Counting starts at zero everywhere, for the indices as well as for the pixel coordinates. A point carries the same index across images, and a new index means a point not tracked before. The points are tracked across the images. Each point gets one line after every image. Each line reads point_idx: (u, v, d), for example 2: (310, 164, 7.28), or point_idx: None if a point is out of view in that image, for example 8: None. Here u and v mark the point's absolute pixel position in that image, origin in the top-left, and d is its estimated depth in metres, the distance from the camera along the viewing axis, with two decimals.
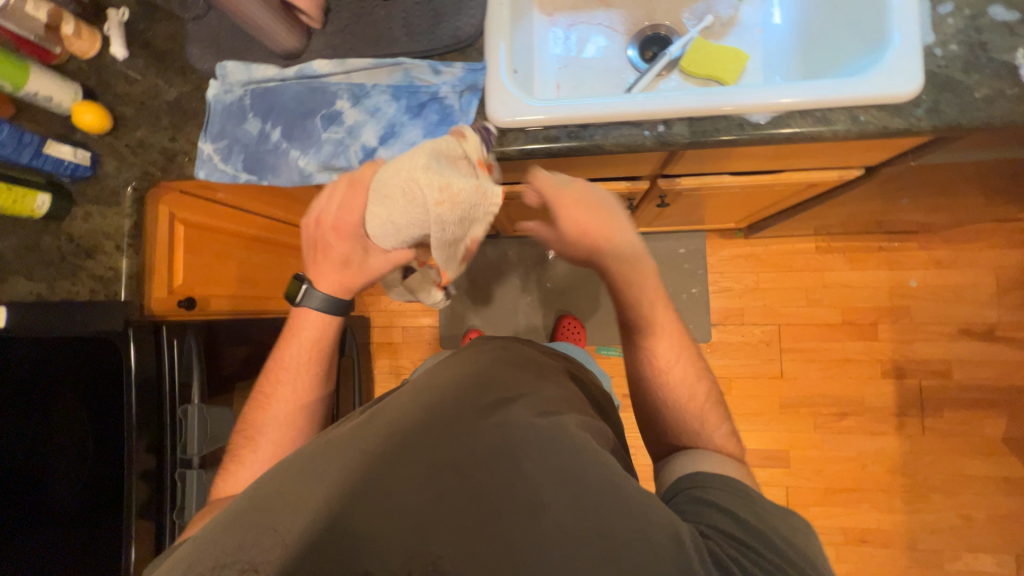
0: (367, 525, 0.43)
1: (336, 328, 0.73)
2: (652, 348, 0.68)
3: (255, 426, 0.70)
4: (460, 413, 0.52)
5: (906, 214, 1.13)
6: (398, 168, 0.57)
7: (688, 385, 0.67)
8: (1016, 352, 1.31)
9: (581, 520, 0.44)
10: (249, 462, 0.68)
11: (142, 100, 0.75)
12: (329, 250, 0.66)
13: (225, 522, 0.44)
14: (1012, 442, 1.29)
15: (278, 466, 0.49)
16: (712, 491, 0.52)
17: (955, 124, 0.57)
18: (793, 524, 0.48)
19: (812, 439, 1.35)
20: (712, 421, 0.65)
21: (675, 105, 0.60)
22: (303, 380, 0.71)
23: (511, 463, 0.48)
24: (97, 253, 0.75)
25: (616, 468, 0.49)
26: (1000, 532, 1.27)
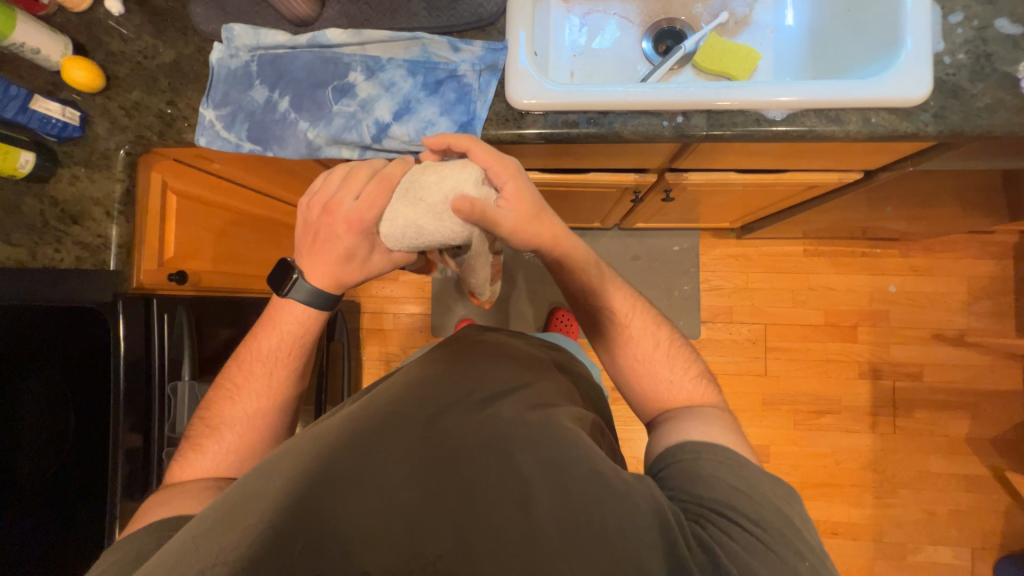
0: (353, 518, 0.42)
1: (320, 323, 0.64)
2: (612, 311, 0.66)
3: (218, 420, 0.61)
4: (451, 409, 0.52)
5: (892, 222, 1.17)
6: (442, 174, 0.53)
7: (650, 337, 0.65)
8: (983, 357, 1.38)
9: (572, 513, 0.44)
10: (203, 458, 0.59)
11: (138, 60, 0.71)
12: (329, 243, 0.58)
13: (205, 521, 0.42)
14: (974, 441, 1.36)
15: (261, 461, 0.48)
16: (703, 461, 0.51)
17: (959, 130, 0.59)
18: (777, 489, 0.49)
19: (792, 436, 1.40)
20: (681, 368, 0.64)
21: (696, 96, 0.60)
22: (278, 373, 0.63)
23: (502, 455, 0.47)
24: (84, 219, 0.71)
25: (605, 459, 0.49)
26: (960, 525, 1.34)
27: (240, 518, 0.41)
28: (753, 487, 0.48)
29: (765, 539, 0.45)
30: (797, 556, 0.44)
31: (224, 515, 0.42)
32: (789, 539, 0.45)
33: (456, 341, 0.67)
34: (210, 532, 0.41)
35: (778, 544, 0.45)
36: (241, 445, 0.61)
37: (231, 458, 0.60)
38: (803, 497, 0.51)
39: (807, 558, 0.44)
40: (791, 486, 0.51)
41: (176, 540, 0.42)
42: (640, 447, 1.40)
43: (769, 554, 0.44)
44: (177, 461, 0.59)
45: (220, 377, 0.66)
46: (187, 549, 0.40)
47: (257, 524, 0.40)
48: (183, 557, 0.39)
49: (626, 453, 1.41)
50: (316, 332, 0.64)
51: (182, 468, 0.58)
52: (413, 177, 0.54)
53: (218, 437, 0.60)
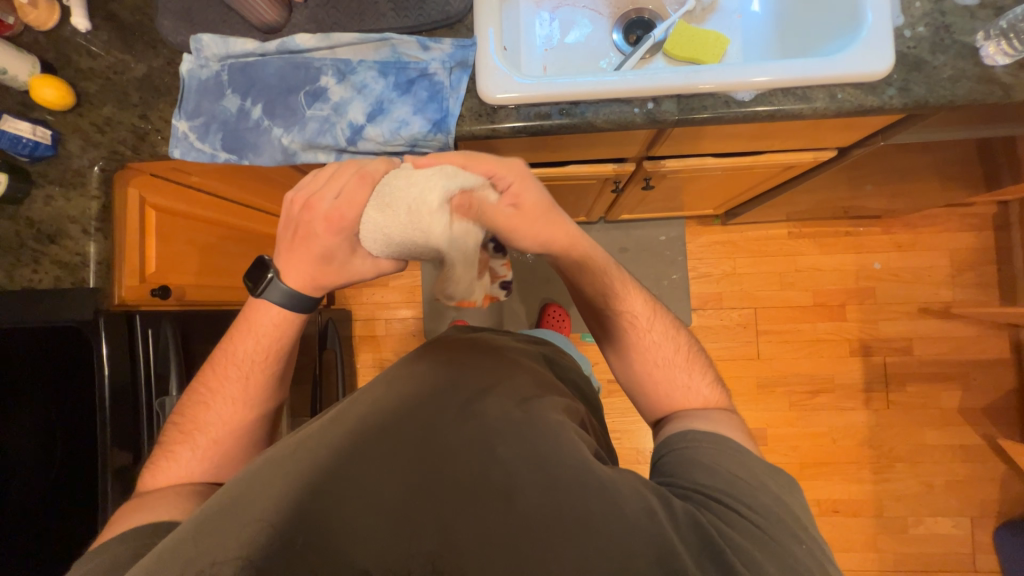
0: (338, 521, 0.41)
1: (296, 327, 0.63)
2: (632, 315, 0.66)
3: (191, 425, 0.61)
4: (437, 406, 0.51)
5: (872, 200, 1.19)
6: (411, 185, 0.52)
7: (671, 342, 0.65)
8: (970, 328, 1.40)
9: (558, 502, 0.44)
10: (177, 466, 0.58)
11: (107, 75, 0.71)
12: (308, 242, 0.58)
13: (189, 528, 0.42)
14: (966, 412, 1.38)
15: (241, 472, 0.47)
16: (703, 449, 0.52)
17: (923, 102, 0.60)
18: (775, 477, 0.50)
19: (788, 417, 1.41)
20: (698, 374, 0.64)
21: (664, 82, 0.61)
22: (254, 377, 0.62)
23: (486, 449, 0.47)
24: (62, 238, 0.70)
25: (588, 451, 0.49)
26: (957, 496, 1.36)
27: (220, 527, 0.41)
28: (753, 476, 0.49)
29: (763, 524, 0.45)
30: (795, 540, 0.45)
31: (205, 526, 0.41)
32: (787, 524, 0.46)
33: (438, 344, 0.67)
34: (191, 544, 0.40)
35: (776, 528, 0.45)
36: (228, 452, 0.61)
37: (208, 465, 0.60)
38: (800, 487, 0.52)
39: (804, 542, 0.45)
40: (789, 477, 0.52)
41: (154, 555, 0.41)
42: (638, 438, 1.41)
43: (768, 540, 0.44)
44: (150, 468, 0.59)
45: (193, 383, 0.65)
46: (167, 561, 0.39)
47: (239, 534, 0.40)
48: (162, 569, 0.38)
49: (625, 445, 1.41)
50: (292, 335, 0.64)
51: (158, 477, 0.58)
52: (385, 181, 0.53)
53: (208, 447, 0.60)
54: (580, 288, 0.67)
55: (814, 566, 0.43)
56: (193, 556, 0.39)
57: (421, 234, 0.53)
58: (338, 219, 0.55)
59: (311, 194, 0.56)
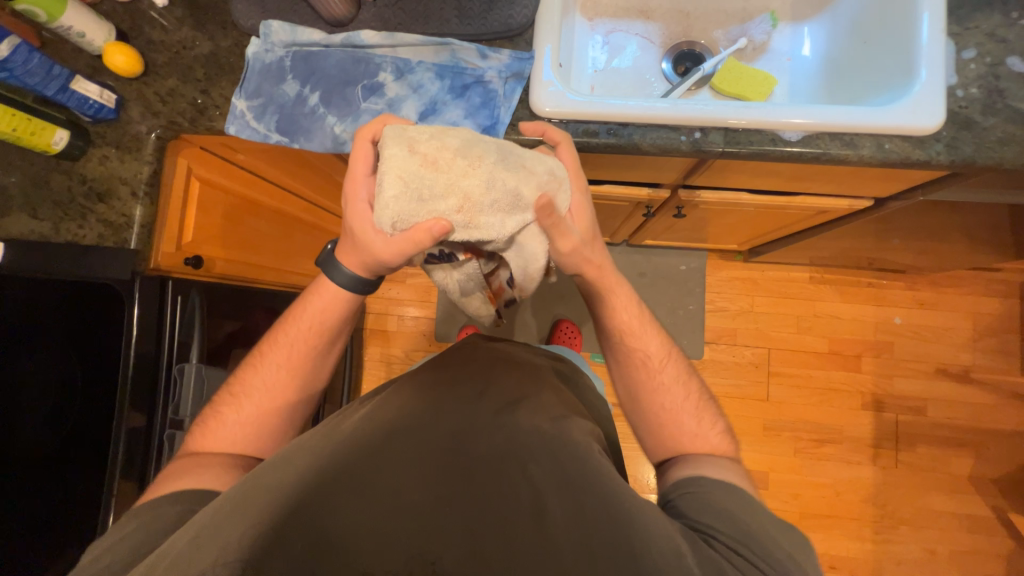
0: (364, 522, 0.42)
1: (352, 306, 0.64)
2: (644, 355, 0.66)
3: (240, 389, 0.62)
4: (467, 416, 0.52)
5: (899, 254, 1.18)
6: (540, 160, 0.52)
7: (682, 387, 0.65)
8: (987, 394, 1.37)
9: (583, 529, 0.43)
10: (224, 427, 0.59)
11: (176, 49, 0.74)
12: (387, 195, 0.47)
13: (223, 508, 0.43)
14: (976, 480, 1.34)
15: (271, 459, 0.49)
16: (714, 493, 0.51)
17: (970, 161, 0.61)
18: (794, 540, 0.47)
19: (792, 464, 1.38)
20: (708, 423, 0.63)
21: (713, 114, 0.62)
22: (302, 348, 0.63)
23: (516, 467, 0.47)
24: (111, 198, 0.72)
25: (617, 478, 0.48)
26: (960, 567, 1.31)
27: (249, 512, 0.41)
28: (766, 529, 0.47)
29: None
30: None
31: (232, 507, 0.42)
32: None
33: (458, 350, 0.69)
34: (219, 518, 0.41)
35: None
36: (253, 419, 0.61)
37: (259, 438, 0.60)
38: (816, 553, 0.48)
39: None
40: (805, 536, 0.49)
41: (183, 535, 0.41)
42: (636, 466, 1.39)
43: None
44: (197, 430, 0.60)
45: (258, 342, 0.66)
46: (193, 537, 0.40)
47: (264, 518, 0.41)
48: (188, 545, 0.39)
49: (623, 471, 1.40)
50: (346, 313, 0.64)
51: (206, 439, 0.59)
52: (505, 146, 0.51)
53: (228, 420, 0.60)
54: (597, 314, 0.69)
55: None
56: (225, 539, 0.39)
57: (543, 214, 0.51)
58: (431, 170, 0.47)
59: (417, 143, 0.47)
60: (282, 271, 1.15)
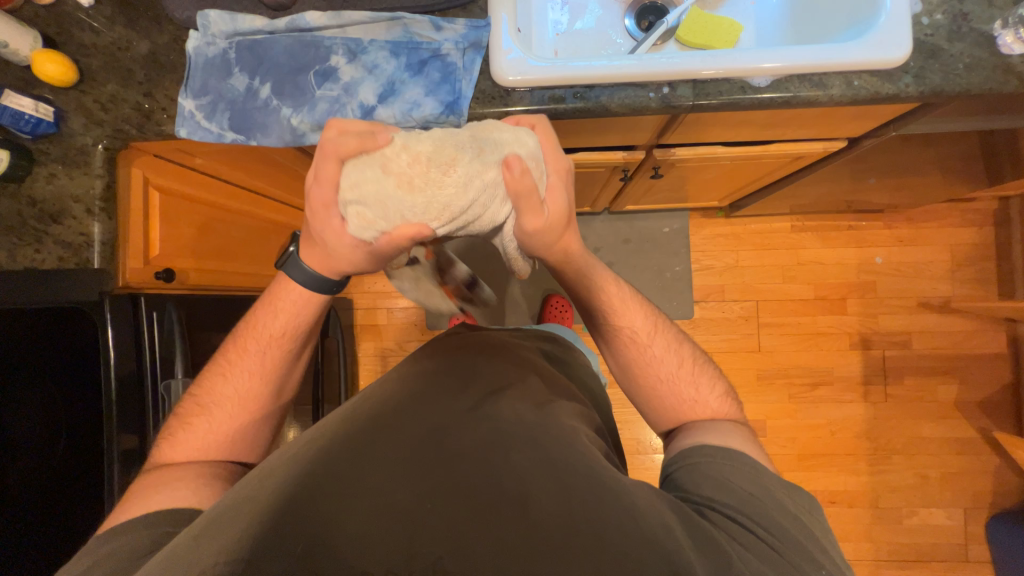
0: (351, 528, 0.41)
1: (320, 306, 0.63)
2: (631, 331, 0.66)
3: (209, 396, 0.61)
4: (452, 411, 0.51)
5: (876, 194, 1.19)
6: (515, 143, 0.51)
7: (674, 355, 0.65)
8: (968, 322, 1.41)
9: (569, 509, 0.43)
10: (195, 435, 0.59)
11: (111, 51, 0.69)
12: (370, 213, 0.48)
13: (209, 519, 0.43)
14: (962, 405, 1.40)
15: (257, 467, 0.49)
16: (716, 466, 0.52)
17: (939, 90, 0.60)
18: (792, 496, 0.50)
19: (787, 409, 1.42)
20: (706, 386, 0.64)
21: (680, 66, 0.60)
22: (277, 354, 0.62)
23: (501, 454, 0.47)
24: (64, 218, 0.69)
25: (603, 462, 0.49)
26: (951, 487, 1.38)
27: (234, 525, 0.41)
28: (766, 493, 0.49)
29: (781, 547, 0.44)
30: (811, 564, 0.43)
31: (219, 519, 0.43)
32: (802, 545, 0.45)
33: (444, 343, 0.69)
34: (204, 535, 0.41)
35: (793, 551, 0.44)
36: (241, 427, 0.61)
37: (229, 445, 0.60)
38: (819, 505, 0.51)
39: (822, 566, 0.44)
40: (807, 496, 0.51)
41: (170, 550, 0.41)
42: (637, 429, 1.43)
43: (776, 556, 0.43)
44: (166, 441, 0.59)
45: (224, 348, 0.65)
46: (180, 552, 0.40)
47: (247, 525, 0.41)
48: (175, 559, 0.39)
49: (626, 435, 1.43)
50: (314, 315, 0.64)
51: (178, 449, 0.58)
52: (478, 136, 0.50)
53: (218, 430, 0.59)
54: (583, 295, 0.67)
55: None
56: (210, 553, 0.39)
57: (524, 203, 0.51)
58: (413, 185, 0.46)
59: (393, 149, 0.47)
60: (261, 276, 1.12)
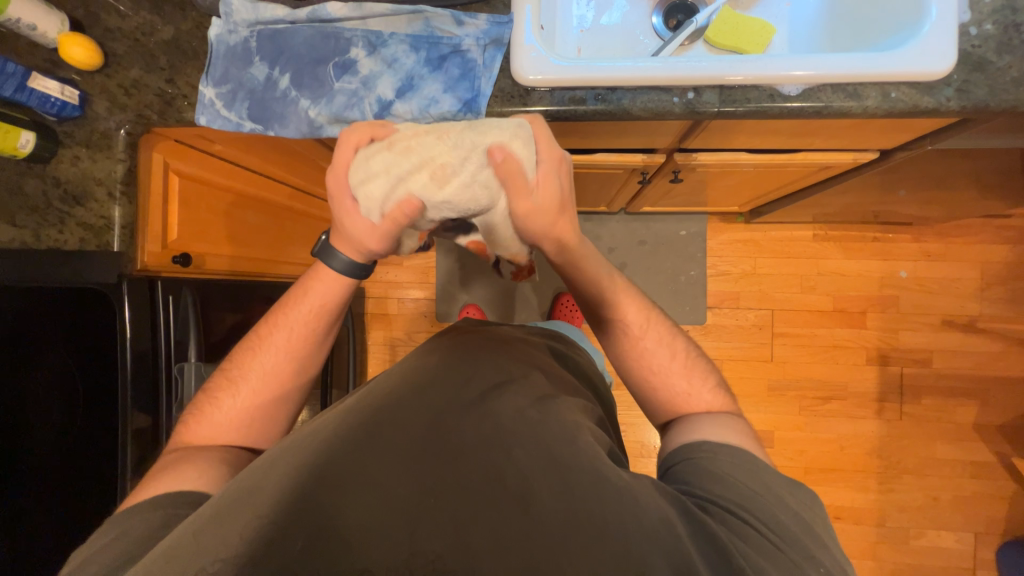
0: (351, 521, 0.41)
1: (348, 295, 0.64)
2: (624, 323, 0.66)
3: (237, 373, 0.62)
4: (449, 405, 0.52)
5: (904, 206, 1.14)
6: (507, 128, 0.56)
7: (666, 349, 0.65)
8: (993, 343, 1.36)
9: (570, 506, 0.43)
10: (219, 412, 0.60)
11: (136, 36, 0.70)
12: (367, 187, 0.54)
13: (219, 504, 0.44)
14: (980, 427, 1.35)
15: (263, 455, 0.50)
16: (720, 460, 0.50)
17: (982, 105, 0.57)
18: (795, 494, 0.48)
19: (797, 421, 1.40)
20: (699, 380, 0.63)
21: (707, 71, 0.58)
22: (300, 338, 0.63)
23: (502, 450, 0.47)
24: (87, 200, 0.71)
25: (603, 458, 0.49)
26: (963, 511, 1.34)
27: (237, 514, 0.42)
28: (768, 490, 0.47)
29: (781, 543, 0.43)
30: (811, 563, 0.42)
31: (225, 507, 0.43)
32: (802, 542, 0.44)
33: (451, 336, 0.69)
34: (207, 525, 0.42)
35: (795, 550, 0.43)
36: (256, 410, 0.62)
37: (249, 425, 0.61)
38: (824, 505, 0.49)
39: (821, 564, 0.43)
40: (811, 492, 0.49)
41: (178, 535, 0.42)
42: (642, 432, 1.42)
43: (780, 555, 0.42)
44: (192, 416, 0.61)
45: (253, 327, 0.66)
46: (186, 540, 0.41)
47: (251, 518, 0.41)
48: (183, 546, 0.40)
49: (631, 437, 1.42)
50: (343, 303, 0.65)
51: (202, 425, 0.60)
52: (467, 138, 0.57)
53: (231, 416, 0.60)
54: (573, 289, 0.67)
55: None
56: (216, 540, 0.40)
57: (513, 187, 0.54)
58: (409, 154, 0.53)
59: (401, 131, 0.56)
60: (275, 262, 1.14)
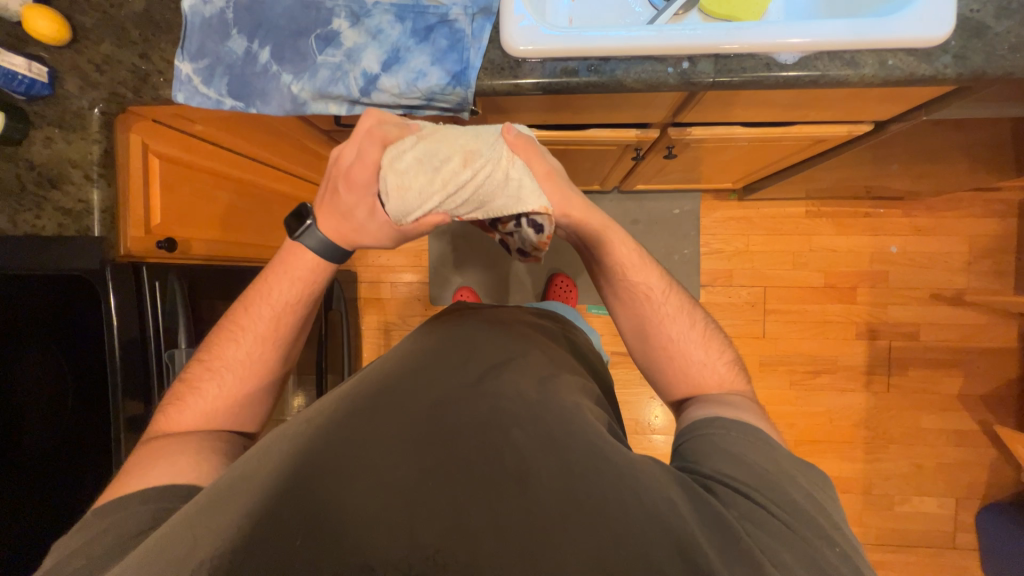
0: (350, 502, 0.41)
1: (330, 275, 0.63)
2: (647, 291, 0.65)
3: (221, 360, 0.61)
4: (454, 387, 0.52)
5: (896, 181, 1.14)
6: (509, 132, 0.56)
7: (686, 319, 0.64)
8: (980, 315, 1.38)
9: (570, 486, 0.43)
10: (201, 401, 0.59)
11: (104, 8, 0.66)
12: (402, 192, 0.51)
13: (214, 493, 0.44)
14: (965, 398, 1.39)
15: (262, 443, 0.49)
16: (732, 443, 0.50)
17: (980, 73, 0.56)
18: (804, 475, 0.49)
19: (788, 395, 1.43)
20: (716, 353, 0.64)
21: (702, 39, 0.57)
22: (282, 319, 0.62)
23: (502, 432, 0.47)
24: (63, 183, 0.67)
25: (605, 439, 0.49)
26: (945, 477, 1.39)
27: (233, 501, 0.42)
28: (779, 471, 0.48)
29: (791, 522, 0.43)
30: (825, 542, 0.42)
31: (221, 494, 0.43)
32: (811, 521, 0.44)
33: (447, 319, 0.69)
34: (210, 506, 0.42)
35: (805, 528, 0.43)
36: (245, 397, 0.61)
37: (236, 408, 0.61)
38: (830, 481, 0.51)
39: (834, 543, 0.43)
40: (821, 474, 0.50)
41: (177, 522, 0.42)
42: (637, 410, 1.44)
43: (791, 535, 0.42)
44: (172, 406, 0.59)
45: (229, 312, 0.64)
46: (183, 526, 0.41)
47: (251, 505, 0.41)
48: (182, 532, 0.40)
49: (626, 415, 1.44)
50: (325, 283, 0.64)
51: (187, 412, 0.59)
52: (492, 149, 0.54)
53: (225, 402, 0.60)
54: (596, 256, 0.66)
55: (844, 569, 0.41)
56: (211, 527, 0.39)
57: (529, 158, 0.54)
58: (436, 145, 0.51)
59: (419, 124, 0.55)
60: (263, 246, 1.11)
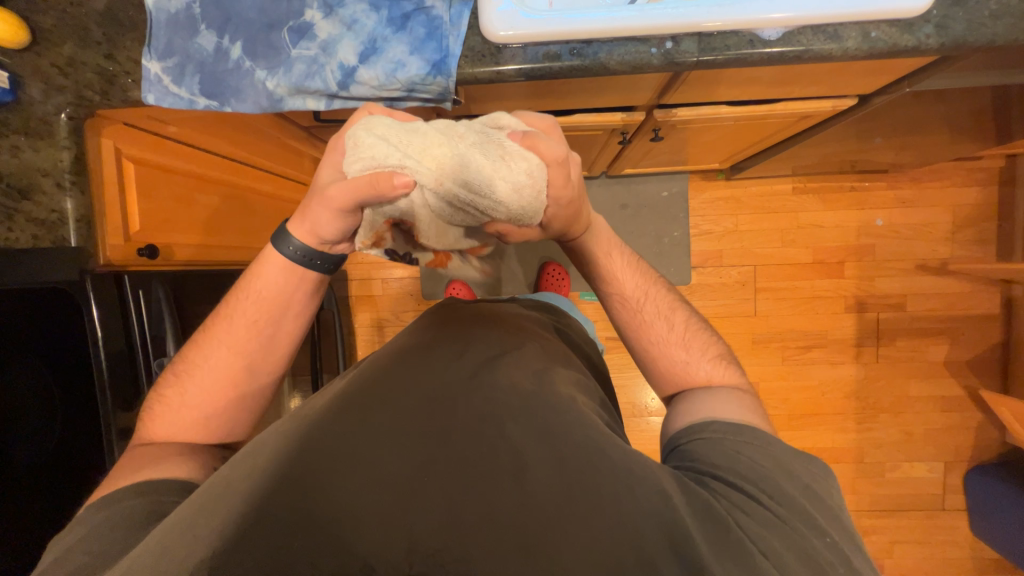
0: (340, 502, 0.40)
1: (310, 287, 0.60)
2: (622, 296, 0.67)
3: (195, 368, 0.59)
4: (447, 383, 0.51)
5: (880, 154, 1.15)
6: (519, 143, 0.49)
7: (664, 320, 0.66)
8: (964, 283, 1.41)
9: (564, 479, 0.43)
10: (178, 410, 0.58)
11: (62, 6, 0.63)
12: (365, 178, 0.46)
13: (201, 499, 0.43)
14: (950, 364, 1.42)
15: (251, 443, 0.48)
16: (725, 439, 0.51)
17: (961, 42, 0.56)
18: (799, 468, 0.49)
19: (780, 371, 1.45)
20: (698, 350, 0.64)
21: (685, 17, 0.56)
22: (257, 330, 0.60)
23: (496, 426, 0.47)
24: (34, 194, 0.65)
25: (602, 432, 0.49)
26: (934, 443, 1.43)
27: (221, 503, 0.41)
28: (774, 466, 0.48)
29: (783, 515, 0.44)
30: (817, 532, 0.43)
31: (209, 500, 0.42)
32: (804, 513, 0.44)
33: (440, 313, 0.68)
34: (204, 508, 0.41)
35: (797, 520, 0.43)
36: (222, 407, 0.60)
37: (214, 418, 0.59)
38: (836, 475, 0.51)
39: (826, 533, 0.43)
40: (817, 467, 0.50)
41: (167, 526, 0.41)
42: (633, 393, 1.46)
43: (785, 529, 0.43)
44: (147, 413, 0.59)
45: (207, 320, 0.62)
46: (175, 528, 0.40)
47: (239, 507, 0.40)
48: (172, 539, 0.39)
49: (623, 399, 1.46)
50: (304, 295, 0.61)
51: (162, 422, 0.58)
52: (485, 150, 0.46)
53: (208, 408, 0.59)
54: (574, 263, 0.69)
55: (838, 562, 0.41)
56: (200, 534, 0.39)
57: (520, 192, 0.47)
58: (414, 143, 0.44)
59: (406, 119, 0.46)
60: (249, 247, 1.09)
